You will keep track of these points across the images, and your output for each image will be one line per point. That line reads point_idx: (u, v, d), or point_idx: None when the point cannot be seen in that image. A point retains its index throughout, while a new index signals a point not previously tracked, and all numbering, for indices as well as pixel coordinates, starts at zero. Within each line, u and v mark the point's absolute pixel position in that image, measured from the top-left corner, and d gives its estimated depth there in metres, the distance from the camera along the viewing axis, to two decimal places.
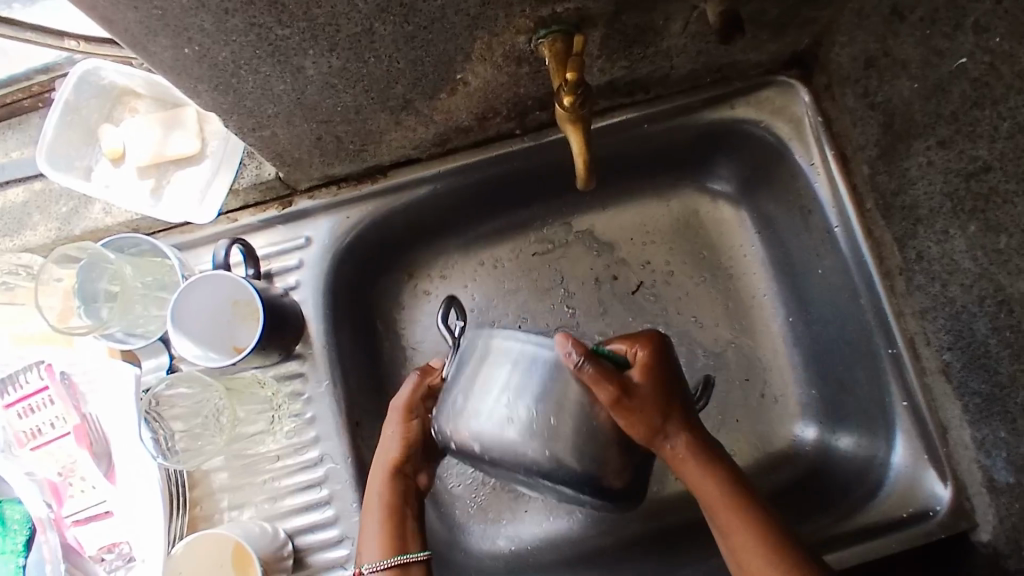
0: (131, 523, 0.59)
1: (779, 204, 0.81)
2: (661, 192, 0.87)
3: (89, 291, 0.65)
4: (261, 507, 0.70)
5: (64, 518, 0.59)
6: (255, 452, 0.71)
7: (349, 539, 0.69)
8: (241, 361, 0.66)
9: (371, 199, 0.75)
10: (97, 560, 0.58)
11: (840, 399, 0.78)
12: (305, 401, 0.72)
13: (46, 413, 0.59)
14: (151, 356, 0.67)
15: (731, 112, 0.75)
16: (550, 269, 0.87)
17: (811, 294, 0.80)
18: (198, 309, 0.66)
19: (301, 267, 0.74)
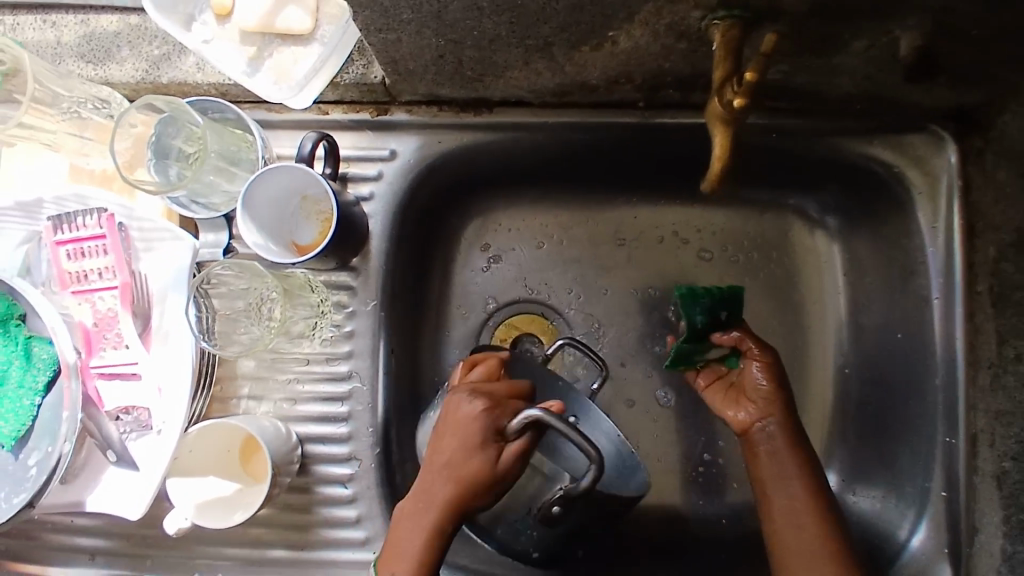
0: (157, 393, 0.58)
1: (878, 255, 0.76)
2: (757, 206, 0.83)
3: (162, 146, 0.62)
4: (278, 405, 0.69)
5: (90, 367, 0.57)
6: (285, 351, 0.70)
7: (355, 461, 0.69)
8: (303, 262, 0.63)
9: (469, 129, 0.70)
10: (112, 418, 0.58)
11: (868, 466, 0.75)
12: (348, 314, 0.70)
13: (96, 261, 0.58)
14: (211, 231, 0.65)
15: (867, 148, 0.70)
16: (620, 250, 0.83)
17: (875, 356, 0.76)
18: (266, 198, 0.64)
19: (378, 179, 0.70)
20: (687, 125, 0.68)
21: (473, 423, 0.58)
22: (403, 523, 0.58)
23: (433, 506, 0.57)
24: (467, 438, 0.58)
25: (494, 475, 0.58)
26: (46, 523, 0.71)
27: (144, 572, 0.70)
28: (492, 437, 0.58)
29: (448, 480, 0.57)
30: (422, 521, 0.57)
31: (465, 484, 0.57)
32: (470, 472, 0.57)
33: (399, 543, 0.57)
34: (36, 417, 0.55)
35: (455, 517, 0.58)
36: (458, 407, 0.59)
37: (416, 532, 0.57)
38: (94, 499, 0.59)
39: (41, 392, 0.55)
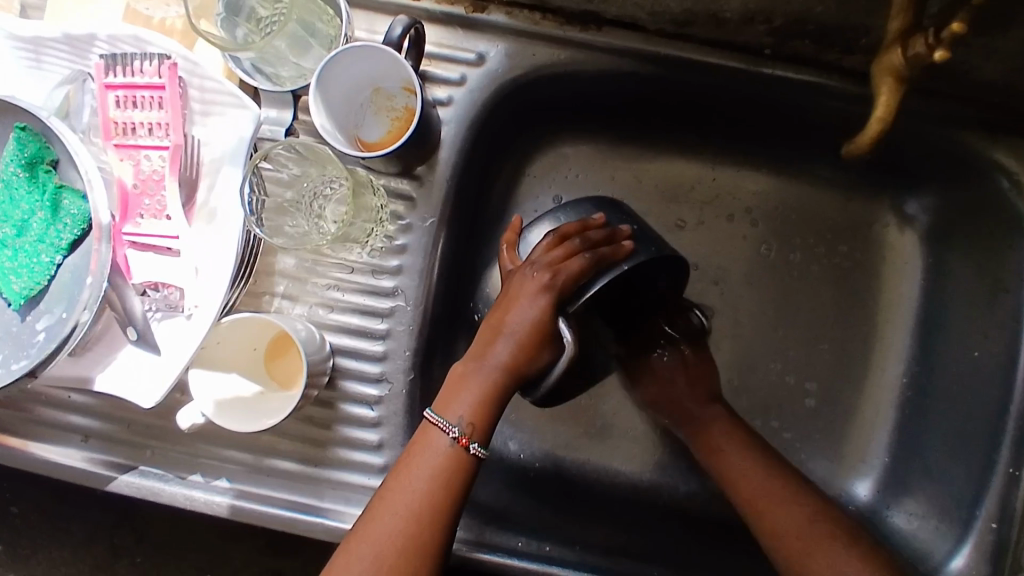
0: (193, 273, 0.52)
1: (967, 264, 0.71)
2: (847, 189, 0.78)
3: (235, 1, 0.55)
4: (313, 310, 0.64)
5: (123, 233, 0.51)
6: (328, 255, 0.64)
7: (386, 383, 0.64)
8: (370, 158, 0.57)
9: (569, 47, 0.63)
10: (139, 294, 0.52)
11: (911, 477, 0.72)
12: (402, 226, 0.64)
13: (147, 114, 0.51)
14: (273, 107, 0.57)
15: (994, 151, 0.63)
16: (692, 210, 0.78)
17: (942, 367, 0.73)
18: (341, 81, 0.58)
19: (460, 84, 0.63)
20: (810, 83, 0.61)
21: (540, 295, 0.56)
22: (465, 373, 0.55)
23: (490, 365, 0.55)
24: (529, 308, 0.56)
25: (548, 342, 0.56)
26: (39, 395, 0.65)
27: (141, 464, 0.64)
28: (553, 304, 0.56)
29: (506, 341, 0.55)
30: (483, 380, 0.55)
31: (519, 348, 0.55)
32: (525, 336, 0.55)
33: (467, 387, 0.55)
34: (52, 278, 0.49)
35: (512, 380, 0.55)
36: (524, 286, 0.57)
37: (476, 390, 0.54)
38: (104, 379, 0.52)
39: (63, 251, 0.48)
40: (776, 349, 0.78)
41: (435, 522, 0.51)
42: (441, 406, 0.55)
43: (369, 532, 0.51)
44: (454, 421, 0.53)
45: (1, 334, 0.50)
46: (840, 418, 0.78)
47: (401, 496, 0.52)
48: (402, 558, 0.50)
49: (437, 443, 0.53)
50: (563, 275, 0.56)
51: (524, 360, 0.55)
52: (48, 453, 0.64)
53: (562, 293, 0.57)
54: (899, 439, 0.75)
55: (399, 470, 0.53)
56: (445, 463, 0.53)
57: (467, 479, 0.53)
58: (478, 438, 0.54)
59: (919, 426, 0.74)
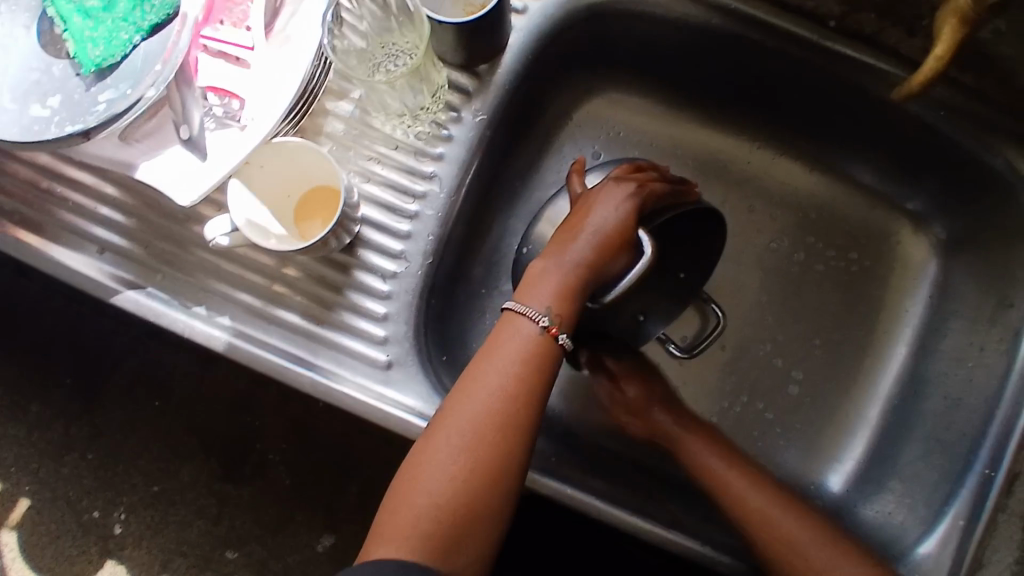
0: (257, 89, 0.54)
1: (977, 281, 0.73)
2: (872, 196, 0.80)
3: None
4: (350, 177, 0.65)
5: (201, 36, 0.53)
6: (376, 128, 0.66)
7: (403, 262, 0.66)
8: (443, 28, 0.59)
9: None
10: (200, 98, 0.53)
11: (886, 479, 0.72)
12: (453, 117, 0.66)
13: None
14: None
15: (1018, 162, 0.64)
16: (721, 186, 0.82)
17: (935, 379, 0.74)
18: None
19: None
20: (863, 64, 0.65)
21: (620, 207, 0.62)
22: (549, 264, 0.60)
23: (574, 257, 0.59)
24: (614, 211, 0.62)
25: (630, 247, 0.61)
26: (65, 201, 0.66)
27: (149, 286, 0.64)
28: (635, 213, 0.62)
29: (592, 238, 0.60)
30: (566, 270, 0.59)
31: (604, 247, 0.60)
32: (610, 236, 0.60)
33: (549, 279, 0.59)
34: (127, 56, 0.51)
35: (592, 278, 0.60)
36: (607, 194, 0.63)
37: (560, 280, 0.59)
38: (147, 168, 0.54)
39: (143, 33, 0.51)
40: (775, 334, 0.80)
41: (528, 395, 0.56)
42: (524, 297, 0.59)
43: (467, 401, 0.55)
44: (543, 310, 0.58)
45: (61, 99, 0.51)
46: (825, 413, 0.79)
47: (492, 372, 0.56)
48: (498, 427, 0.54)
49: (525, 329, 0.58)
50: (644, 191, 0.64)
51: (608, 258, 0.60)
52: (62, 255, 0.65)
53: (643, 206, 0.64)
54: (878, 443, 0.76)
55: (486, 356, 0.57)
56: (532, 344, 0.57)
57: (552, 366, 0.58)
58: (565, 329, 0.58)
59: (901, 433, 0.74)
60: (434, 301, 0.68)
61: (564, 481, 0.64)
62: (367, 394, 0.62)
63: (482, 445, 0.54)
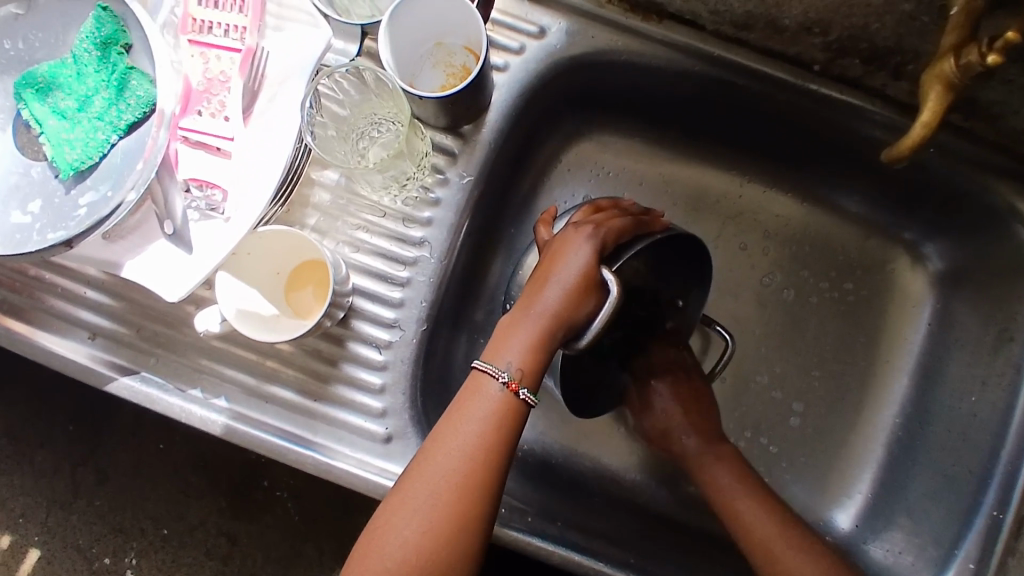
0: (241, 178, 0.53)
1: (976, 312, 0.72)
2: (867, 226, 0.79)
3: None
4: (339, 247, 0.65)
5: (179, 127, 0.52)
6: (364, 196, 0.65)
7: (398, 329, 0.65)
8: (425, 100, 0.58)
9: (628, 34, 0.65)
10: (182, 190, 0.52)
11: (894, 514, 0.72)
12: (440, 180, 0.66)
13: (226, 17, 0.52)
14: (341, 39, 0.59)
15: (1014, 199, 0.65)
16: (715, 222, 0.81)
17: (938, 411, 0.74)
18: (411, 24, 0.59)
19: (519, 53, 0.66)
20: (852, 107, 0.64)
21: (583, 249, 0.59)
22: (514, 320, 0.58)
23: (538, 310, 0.57)
24: (575, 254, 0.59)
25: (596, 288, 0.57)
26: (54, 286, 0.65)
27: (142, 370, 0.64)
28: (597, 252, 0.59)
29: (555, 287, 0.57)
30: (531, 325, 0.57)
31: (569, 294, 0.57)
32: (573, 282, 0.57)
33: (513, 335, 0.57)
34: (105, 155, 0.50)
35: (559, 328, 0.57)
36: (568, 239, 0.60)
37: (524, 335, 0.56)
38: (133, 266, 0.53)
39: (121, 132, 0.49)
40: (777, 369, 0.79)
41: (491, 462, 0.54)
42: (490, 356, 0.57)
43: (429, 468, 0.53)
44: (505, 366, 0.56)
45: (42, 204, 0.50)
46: (829, 447, 0.78)
47: (457, 437, 0.54)
48: (458, 497, 0.52)
49: (490, 390, 0.56)
50: (604, 228, 0.60)
51: (573, 305, 0.57)
52: (54, 344, 0.64)
53: (606, 244, 0.60)
54: (884, 476, 0.76)
55: (451, 416, 0.55)
56: (498, 406, 0.55)
57: (518, 425, 0.56)
58: (526, 384, 0.56)
59: (907, 466, 0.74)
60: (431, 364, 0.68)
61: (571, 546, 0.63)
62: (368, 469, 0.62)
63: (438, 515, 0.52)
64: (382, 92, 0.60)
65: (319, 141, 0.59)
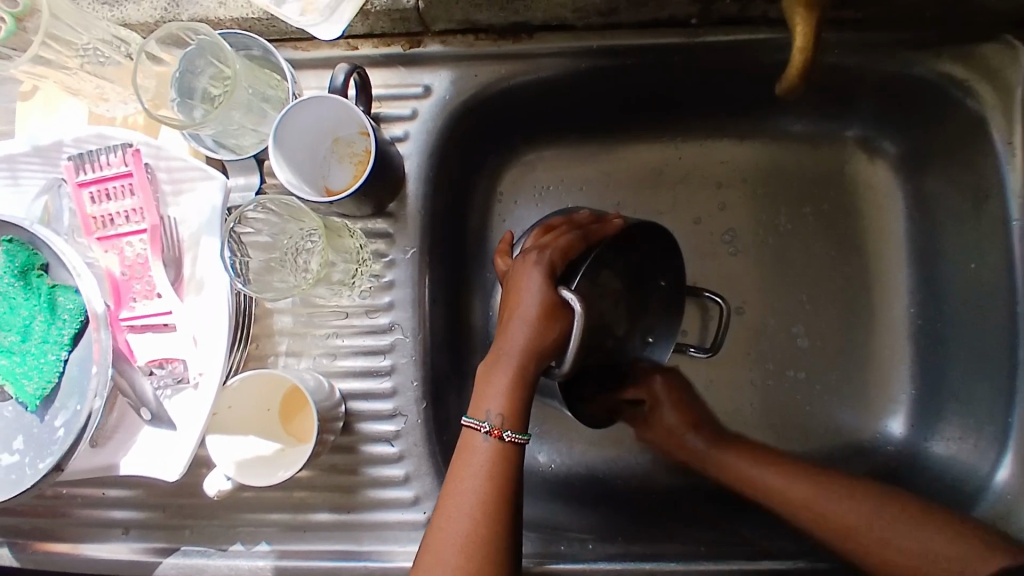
0: (193, 344, 0.54)
1: (948, 183, 0.71)
2: (810, 140, 0.79)
3: (187, 84, 0.58)
4: (318, 361, 0.65)
5: (120, 320, 0.53)
6: (324, 304, 0.66)
7: (402, 417, 0.65)
8: (336, 201, 0.59)
9: (508, 61, 0.66)
10: (146, 373, 0.54)
11: (944, 404, 0.72)
12: (387, 263, 0.66)
13: (121, 203, 0.53)
14: (241, 173, 0.62)
15: (936, 64, 0.65)
16: (666, 192, 0.81)
17: (947, 288, 0.73)
18: (300, 137, 0.60)
19: (413, 118, 0.66)
20: (742, 42, 0.64)
21: (534, 277, 0.58)
22: (487, 367, 0.57)
23: (506, 350, 0.56)
24: (530, 285, 0.57)
25: (560, 311, 0.56)
26: (74, 497, 0.67)
27: (182, 544, 0.65)
28: (550, 277, 0.58)
29: (519, 324, 0.56)
30: (503, 369, 0.56)
31: (533, 328, 0.56)
32: (534, 314, 0.56)
33: (490, 382, 0.56)
34: (62, 373, 0.51)
35: (531, 362, 0.56)
36: (519, 271, 0.59)
37: (500, 381, 0.55)
38: (129, 461, 0.55)
39: (68, 346, 0.51)
40: (780, 307, 0.78)
41: (495, 518, 0.52)
42: (473, 409, 0.56)
43: (435, 539, 0.52)
44: (484, 416, 0.55)
45: (25, 438, 0.52)
46: (859, 363, 0.77)
47: (456, 504, 0.53)
48: (463, 562, 0.51)
49: (477, 444, 0.55)
50: (549, 250, 0.59)
51: (538, 336, 0.55)
52: (95, 550, 0.66)
53: (556, 265, 0.59)
54: (921, 372, 0.75)
55: (450, 484, 0.54)
56: (489, 459, 0.54)
57: (515, 466, 0.54)
58: (510, 426, 0.55)
59: (939, 353, 0.73)
60: (445, 433, 0.68)
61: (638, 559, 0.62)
62: None
63: None
64: (295, 216, 0.61)
65: (255, 286, 0.60)
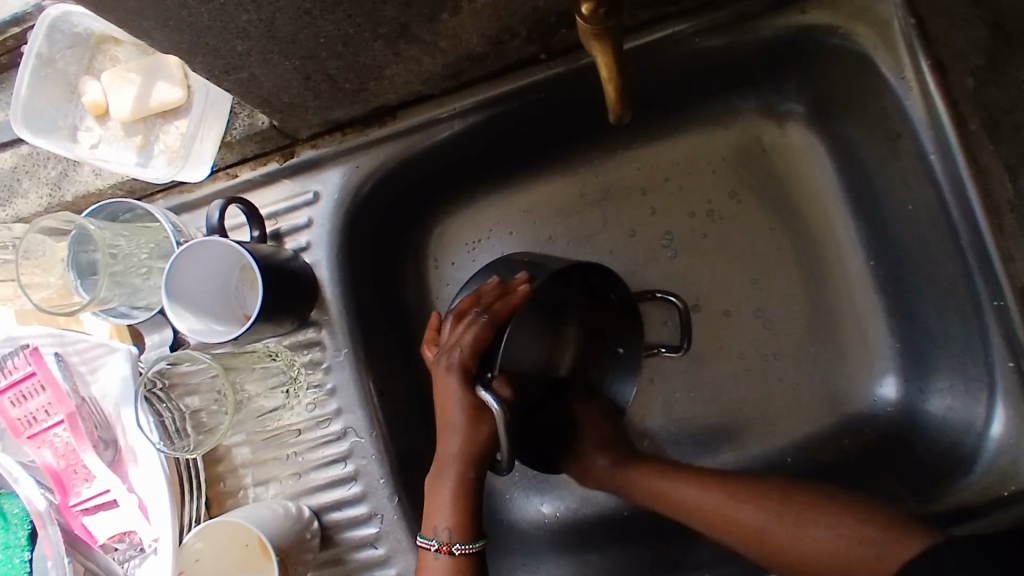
0: (144, 509, 0.55)
1: (860, 128, 0.68)
2: (717, 120, 0.77)
3: (84, 262, 0.60)
4: (286, 484, 0.66)
5: (71, 507, 0.55)
6: (276, 427, 0.66)
7: (378, 516, 0.65)
8: (248, 332, 0.60)
9: (382, 145, 0.66)
10: (109, 550, 0.55)
11: (929, 352, 0.68)
12: (325, 370, 0.66)
13: (37, 400, 0.55)
14: (154, 331, 0.64)
15: (802, 20, 0.62)
16: (591, 213, 0.79)
17: (894, 232, 0.69)
18: (196, 283, 0.61)
19: (311, 225, 0.67)
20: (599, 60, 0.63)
21: (452, 385, 0.57)
22: (432, 482, 0.58)
23: (446, 464, 0.58)
24: (450, 394, 0.57)
25: (485, 413, 0.57)
26: None
27: None
28: (467, 380, 0.57)
29: (451, 435, 0.58)
30: (446, 482, 0.57)
31: (465, 435, 0.57)
32: (462, 424, 0.57)
33: (437, 499, 0.57)
34: (31, 573, 0.53)
35: (471, 468, 0.57)
36: (436, 378, 0.58)
37: (446, 495, 0.57)
38: None
39: (28, 546, 0.53)
40: (737, 295, 0.76)
41: None
42: (424, 525, 0.57)
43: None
44: (434, 534, 0.56)
45: None
46: (834, 329, 0.74)
47: None
48: None
49: (431, 561, 0.56)
50: (459, 352, 0.57)
51: (471, 442, 0.57)
52: None
53: (470, 364, 0.57)
54: (898, 323, 0.72)
55: None
56: (449, 574, 0.55)
57: (477, 567, 0.56)
58: (459, 538, 0.56)
59: (908, 298, 0.70)
60: None
61: None
62: None
63: None
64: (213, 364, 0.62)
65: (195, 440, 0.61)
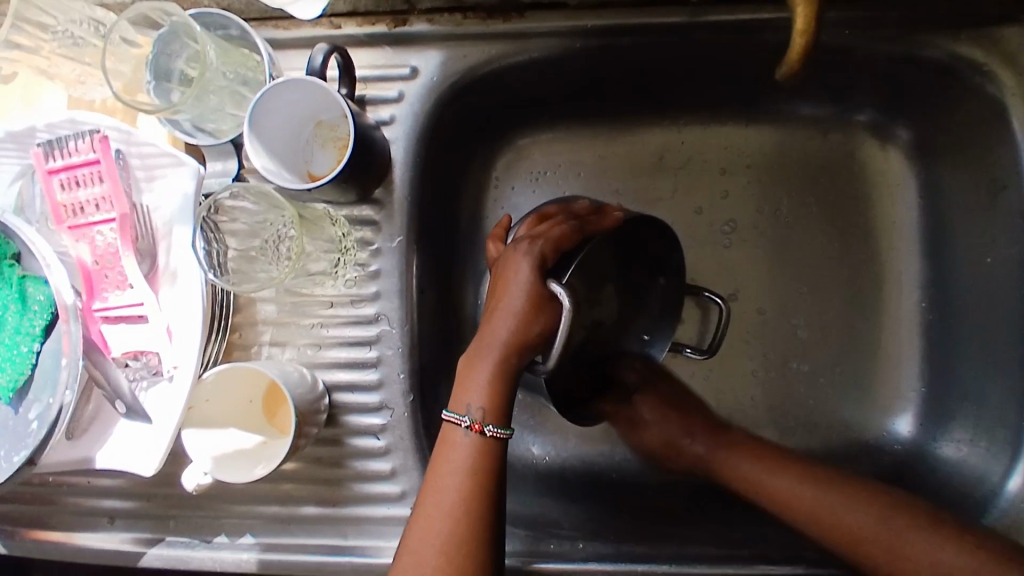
0: (169, 335, 0.52)
1: (961, 171, 0.68)
2: (819, 124, 0.75)
3: (163, 66, 0.56)
4: (303, 352, 0.64)
5: (93, 311, 0.52)
6: (308, 293, 0.64)
7: (388, 410, 0.63)
8: (317, 188, 0.57)
9: (498, 41, 0.63)
10: (121, 365, 0.52)
11: (954, 403, 0.69)
12: (373, 252, 0.64)
13: (90, 191, 0.52)
14: (218, 159, 0.60)
15: (951, 46, 0.61)
16: (666, 178, 0.77)
17: (960, 282, 0.70)
18: (278, 121, 0.57)
19: (400, 100, 0.64)
20: (746, 22, 0.61)
21: (522, 270, 0.55)
22: (469, 358, 0.55)
23: (491, 343, 0.54)
24: (518, 276, 0.55)
25: (547, 306, 0.54)
26: (61, 486, 0.67)
27: (167, 535, 0.65)
28: (540, 269, 0.55)
29: (504, 320, 0.54)
30: (487, 361, 0.54)
31: (519, 321, 0.54)
32: (521, 308, 0.54)
33: (472, 376, 0.54)
34: (35, 366, 0.50)
35: (517, 356, 0.54)
36: (508, 260, 0.57)
37: (482, 373, 0.53)
38: (104, 456, 0.53)
39: (39, 338, 0.50)
40: (784, 298, 0.76)
41: (478, 509, 0.51)
42: (454, 403, 0.55)
43: (418, 535, 0.51)
44: (465, 411, 0.53)
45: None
46: (866, 358, 0.75)
47: (438, 496, 0.52)
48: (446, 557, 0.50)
49: (456, 439, 0.53)
50: (541, 241, 0.57)
51: (523, 330, 0.54)
52: (84, 540, 0.65)
53: (546, 257, 0.56)
54: (931, 368, 0.72)
55: (432, 471, 0.53)
56: (470, 456, 0.52)
57: (499, 461, 0.53)
58: (492, 421, 0.53)
59: (950, 348, 0.71)
60: (433, 426, 0.66)
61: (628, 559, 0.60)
62: None
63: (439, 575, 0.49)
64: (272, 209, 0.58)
65: (233, 278, 0.58)
